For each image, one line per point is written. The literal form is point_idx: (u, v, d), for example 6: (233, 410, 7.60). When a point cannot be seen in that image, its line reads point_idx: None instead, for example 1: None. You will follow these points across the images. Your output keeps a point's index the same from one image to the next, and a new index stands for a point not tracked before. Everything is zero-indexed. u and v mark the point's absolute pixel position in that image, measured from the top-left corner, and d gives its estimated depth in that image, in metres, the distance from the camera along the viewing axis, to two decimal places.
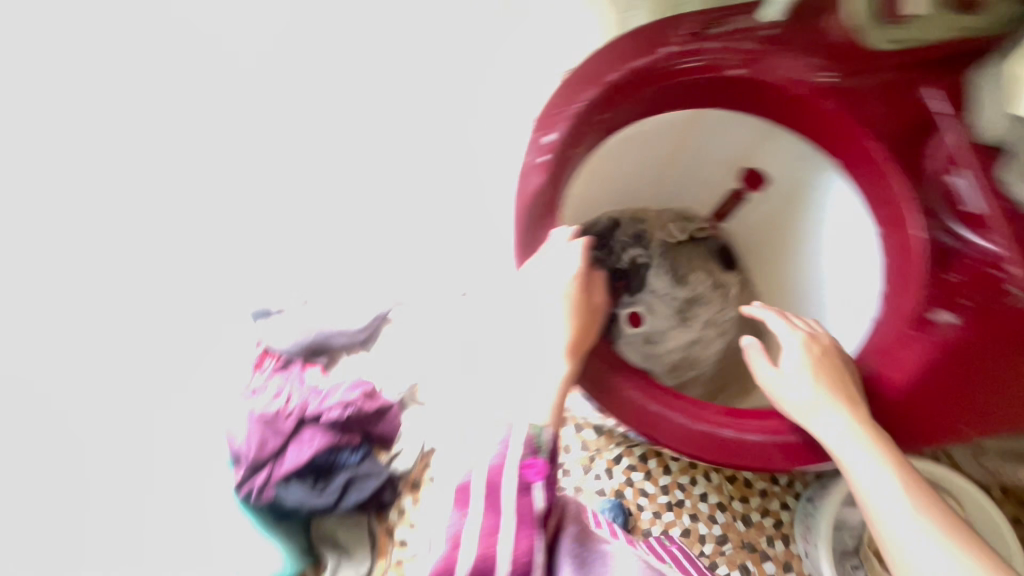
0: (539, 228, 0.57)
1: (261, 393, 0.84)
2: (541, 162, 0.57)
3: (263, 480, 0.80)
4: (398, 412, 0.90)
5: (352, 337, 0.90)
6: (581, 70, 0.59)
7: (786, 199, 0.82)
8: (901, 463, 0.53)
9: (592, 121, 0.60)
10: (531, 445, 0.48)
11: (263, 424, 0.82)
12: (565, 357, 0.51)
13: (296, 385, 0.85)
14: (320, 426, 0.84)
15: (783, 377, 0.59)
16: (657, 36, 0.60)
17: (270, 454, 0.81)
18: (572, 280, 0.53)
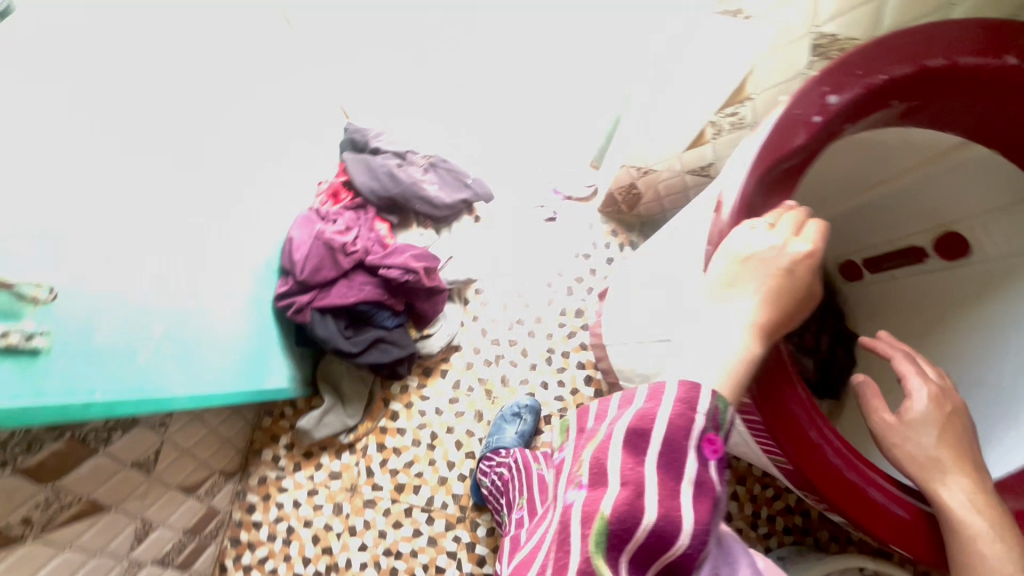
0: (769, 193, 0.49)
1: (334, 224, 1.20)
2: (813, 122, 0.48)
3: (306, 302, 1.13)
4: (443, 299, 1.27)
5: (429, 211, 1.33)
6: (908, 39, 0.49)
7: (990, 277, 0.71)
8: (1004, 528, 0.49)
9: (880, 102, 0.50)
10: (715, 418, 0.38)
11: (329, 252, 1.14)
12: (755, 336, 0.42)
13: (364, 233, 1.22)
14: (374, 280, 1.18)
15: (905, 427, 0.53)
16: (1009, 39, 0.49)
17: (320, 281, 1.13)
18: (800, 253, 0.43)
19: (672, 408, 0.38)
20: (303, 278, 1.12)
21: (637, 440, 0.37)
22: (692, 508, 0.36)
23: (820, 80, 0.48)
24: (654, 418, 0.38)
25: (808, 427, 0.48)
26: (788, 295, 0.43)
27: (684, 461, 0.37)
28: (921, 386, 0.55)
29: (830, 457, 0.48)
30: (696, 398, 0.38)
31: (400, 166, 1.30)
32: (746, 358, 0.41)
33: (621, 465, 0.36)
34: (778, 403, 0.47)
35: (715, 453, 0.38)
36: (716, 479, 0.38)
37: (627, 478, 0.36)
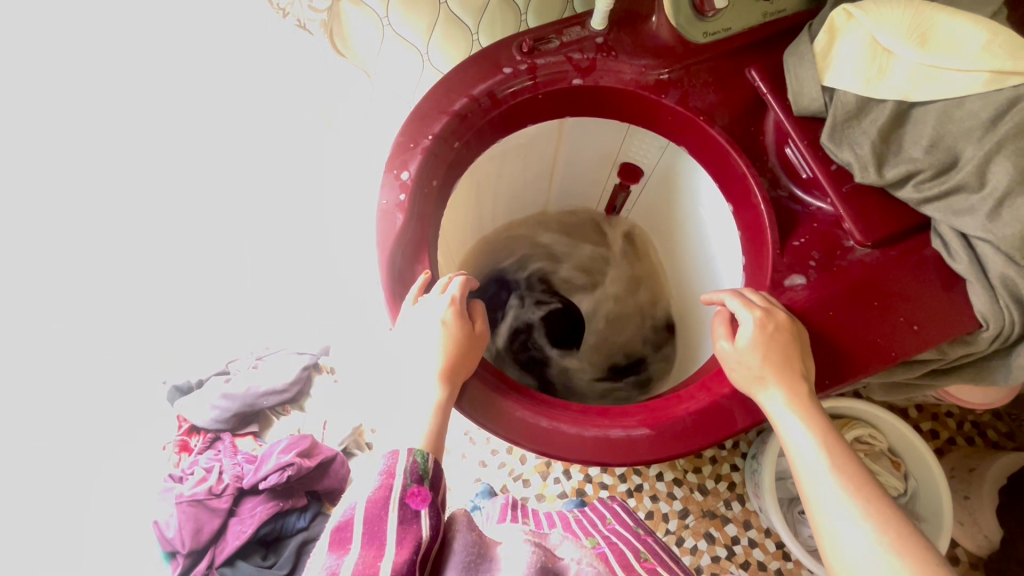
0: (413, 265, 0.57)
1: (193, 476, 0.95)
2: (402, 200, 0.57)
3: (207, 567, 0.90)
4: (342, 462, 0.99)
5: (281, 396, 1.02)
6: (431, 99, 0.60)
7: (665, 179, 0.84)
8: (839, 449, 0.45)
9: (446, 150, 0.60)
10: (416, 473, 0.40)
11: (197, 506, 0.92)
12: (442, 383, 0.48)
13: (228, 462, 0.97)
14: (260, 497, 0.95)
15: (734, 352, 0.51)
16: (496, 57, 0.62)
17: (209, 538, 0.92)
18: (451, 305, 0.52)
19: (373, 485, 0.38)
20: (190, 547, 0.90)
21: (340, 534, 0.36)
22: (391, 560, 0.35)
23: (390, 167, 0.58)
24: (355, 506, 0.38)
25: (535, 420, 0.50)
26: (458, 341, 0.50)
27: (383, 526, 0.36)
28: (750, 313, 0.51)
29: (571, 429, 0.50)
30: (395, 463, 0.40)
31: (229, 378, 1.01)
32: (438, 408, 0.46)
33: (325, 565, 0.35)
34: (497, 421, 0.50)
35: (423, 503, 0.39)
36: (425, 527, 0.38)
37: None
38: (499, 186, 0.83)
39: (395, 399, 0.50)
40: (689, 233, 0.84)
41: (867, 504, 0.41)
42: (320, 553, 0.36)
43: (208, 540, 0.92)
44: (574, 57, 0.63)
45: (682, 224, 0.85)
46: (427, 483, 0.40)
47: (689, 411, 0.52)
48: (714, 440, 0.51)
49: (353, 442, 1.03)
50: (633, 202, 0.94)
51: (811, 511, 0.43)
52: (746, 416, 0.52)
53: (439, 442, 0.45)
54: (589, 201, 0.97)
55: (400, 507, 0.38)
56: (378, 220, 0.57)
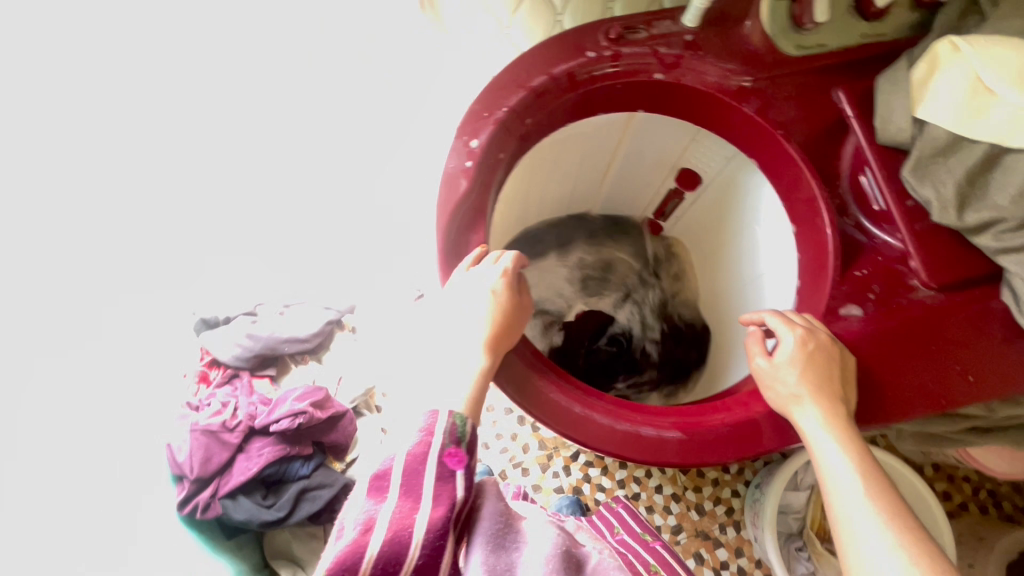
0: (468, 232, 0.57)
1: (207, 409, 0.99)
2: (467, 167, 0.57)
3: (210, 496, 0.92)
4: (350, 420, 1.07)
5: (301, 346, 1.08)
6: (510, 73, 0.60)
7: (723, 191, 0.83)
8: (877, 478, 0.44)
9: (516, 125, 0.60)
10: (454, 435, 0.40)
11: (210, 437, 0.96)
12: (487, 352, 0.48)
13: (244, 400, 1.02)
14: (269, 439, 1.00)
15: (773, 369, 0.51)
16: (581, 40, 0.61)
17: (216, 469, 0.94)
18: (503, 276, 0.52)
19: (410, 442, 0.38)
20: (197, 474, 0.92)
21: (378, 482, 0.37)
22: (430, 518, 0.36)
23: (459, 133, 0.58)
24: (393, 458, 0.38)
25: (567, 404, 0.50)
26: (506, 311, 0.51)
27: (422, 481, 0.37)
28: (791, 331, 0.51)
29: (602, 419, 0.50)
30: (433, 423, 0.40)
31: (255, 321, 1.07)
32: (482, 374, 0.47)
33: (364, 508, 0.36)
34: (529, 397, 0.50)
35: (461, 464, 0.39)
36: (458, 491, 0.38)
37: (362, 518, 0.36)
38: (558, 171, 0.83)
39: (433, 360, 0.50)
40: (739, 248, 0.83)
41: (901, 536, 0.40)
42: (358, 495, 0.37)
43: (215, 471, 0.95)
44: (661, 50, 0.62)
45: (734, 238, 0.84)
46: (464, 446, 0.40)
47: (722, 421, 0.51)
48: (738, 456, 0.50)
49: (364, 403, 1.13)
50: (683, 211, 0.93)
51: (842, 535, 0.42)
52: (777, 439, 0.51)
53: (477, 406, 0.45)
54: (639, 203, 0.96)
55: (437, 464, 0.38)
56: (441, 182, 0.57)
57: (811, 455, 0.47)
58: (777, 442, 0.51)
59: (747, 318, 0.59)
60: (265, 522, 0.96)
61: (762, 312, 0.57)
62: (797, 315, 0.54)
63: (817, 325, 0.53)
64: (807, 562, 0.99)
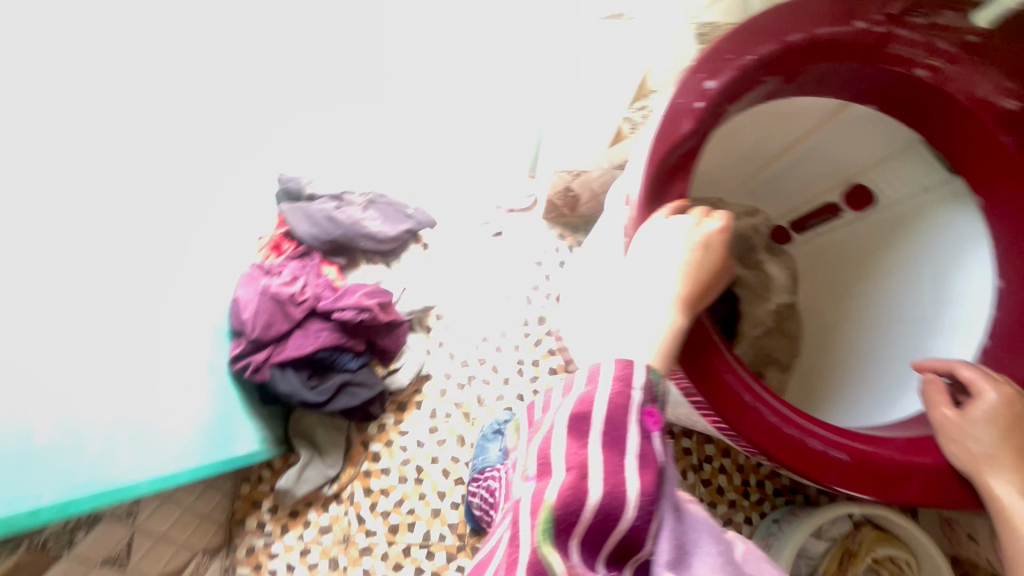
0: (671, 178, 0.52)
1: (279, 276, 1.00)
2: (697, 108, 0.51)
3: (263, 360, 0.94)
4: (406, 330, 1.07)
5: (377, 246, 1.12)
6: (768, 17, 0.53)
7: (898, 221, 0.75)
8: None
9: (754, 80, 0.54)
10: (651, 392, 0.37)
11: (277, 304, 0.96)
12: (677, 310, 0.44)
13: (312, 280, 1.02)
14: (328, 323, 0.98)
15: (965, 424, 0.46)
16: (856, 6, 0.53)
17: (274, 337, 0.95)
18: (710, 229, 0.47)
19: (609, 388, 0.35)
20: (256, 335, 0.94)
21: (579, 423, 0.35)
22: (635, 481, 0.34)
23: (695, 68, 0.52)
24: (592, 399, 0.35)
25: (740, 391, 0.46)
26: (703, 270, 0.46)
27: (625, 434, 0.35)
28: (995, 390, 0.47)
29: (771, 417, 0.46)
30: (630, 373, 0.37)
31: (339, 207, 1.08)
32: (671, 333, 0.43)
33: (567, 453, 0.34)
34: (702, 370, 0.46)
35: (656, 424, 0.36)
36: (660, 449, 0.36)
37: (571, 462, 0.33)
38: (733, 149, 0.76)
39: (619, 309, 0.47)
40: (892, 286, 0.77)
41: None
42: (557, 437, 0.35)
43: (270, 338, 0.95)
44: (936, 45, 0.54)
45: (890, 273, 0.77)
46: (659, 404, 0.37)
47: (891, 459, 0.47)
48: (898, 499, 0.46)
49: (419, 319, 1.15)
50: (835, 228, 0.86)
51: None
52: (941, 496, 0.47)
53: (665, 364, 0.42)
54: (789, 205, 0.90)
55: (637, 422, 0.35)
56: (662, 114, 0.51)
57: None
58: (941, 499, 0.47)
59: (924, 363, 0.55)
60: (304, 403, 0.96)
61: (946, 360, 0.53)
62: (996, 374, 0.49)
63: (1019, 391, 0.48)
64: None
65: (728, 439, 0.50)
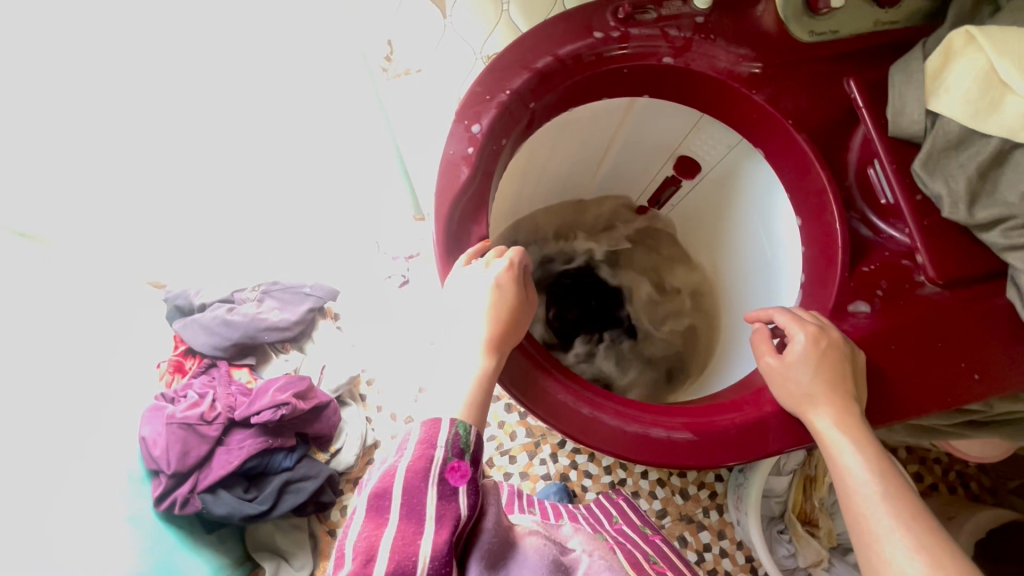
0: (468, 223, 0.54)
1: (184, 400, 0.91)
2: (469, 154, 0.54)
3: (189, 492, 0.86)
4: (335, 409, 0.98)
5: (283, 335, 1.01)
6: (512, 53, 0.56)
7: (723, 181, 0.80)
8: (892, 478, 0.43)
9: (521, 110, 0.57)
10: (457, 446, 0.38)
11: (187, 430, 0.88)
12: (487, 353, 0.46)
13: (222, 391, 0.94)
14: (250, 430, 0.91)
15: (784, 369, 0.50)
16: (588, 19, 0.57)
17: (195, 463, 0.87)
18: (506, 268, 0.49)
19: (410, 454, 0.36)
20: (175, 469, 0.85)
21: (379, 501, 0.35)
22: (431, 540, 0.34)
23: (459, 117, 0.54)
24: (393, 472, 0.36)
25: (577, 406, 0.48)
26: (507, 306, 0.48)
27: (424, 499, 0.35)
28: (803, 330, 0.50)
29: (612, 421, 0.48)
30: (434, 433, 0.38)
31: (232, 308, 1.00)
32: (482, 377, 0.44)
33: (361, 535, 0.34)
34: (536, 399, 0.48)
35: (464, 478, 0.37)
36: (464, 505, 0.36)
37: (358, 548, 0.33)
38: (554, 159, 0.78)
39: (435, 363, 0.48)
40: (738, 239, 0.82)
41: (917, 539, 0.39)
42: (356, 520, 0.35)
43: (191, 466, 0.87)
44: (670, 33, 0.59)
45: (731, 228, 0.82)
46: (468, 458, 0.38)
47: (732, 422, 0.50)
48: (749, 456, 0.50)
49: (349, 391, 1.03)
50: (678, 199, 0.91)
51: (861, 538, 0.41)
52: (787, 439, 0.50)
53: (478, 414, 0.43)
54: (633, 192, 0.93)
55: (438, 483, 0.36)
56: (440, 169, 0.54)
57: (826, 457, 0.46)
58: (794, 442, 0.51)
59: (751, 315, 0.58)
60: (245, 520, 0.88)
61: (766, 309, 0.57)
62: (804, 312, 0.53)
63: (826, 322, 0.52)
64: (787, 544, 0.99)
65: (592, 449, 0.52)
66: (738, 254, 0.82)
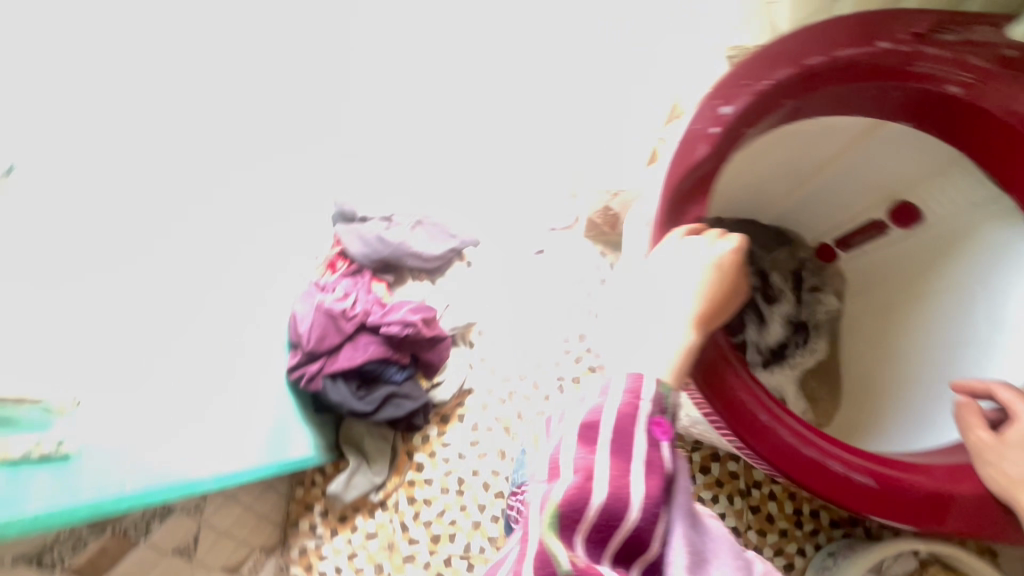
0: (688, 201, 0.53)
1: (334, 293, 1.03)
2: (711, 133, 0.53)
3: (314, 372, 0.95)
4: (447, 346, 1.13)
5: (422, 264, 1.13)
6: (784, 44, 0.54)
7: (943, 242, 0.72)
8: None
9: (773, 103, 0.54)
10: (660, 403, 0.39)
11: (329, 319, 0.98)
12: (692, 328, 0.45)
13: (361, 296, 1.04)
14: (376, 339, 1.01)
15: (1001, 450, 0.45)
16: (878, 26, 0.53)
17: (326, 349, 0.97)
18: (733, 245, 0.48)
19: (619, 398, 0.38)
20: (311, 348, 0.95)
21: (588, 431, 0.37)
22: (642, 484, 0.36)
23: (711, 95, 0.54)
24: (602, 409, 0.38)
25: (755, 409, 0.47)
26: (721, 287, 0.47)
27: (634, 442, 0.37)
28: None
29: (789, 437, 0.46)
30: (640, 388, 0.38)
31: (388, 226, 1.11)
32: (685, 348, 0.44)
33: (577, 454, 0.36)
34: (717, 389, 0.47)
35: (664, 433, 0.38)
36: (665, 457, 0.38)
37: (577, 466, 0.36)
38: (768, 169, 0.74)
39: (631, 318, 0.48)
40: (935, 305, 0.73)
41: None
42: (568, 439, 0.37)
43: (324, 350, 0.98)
44: (968, 61, 0.53)
45: (938, 294, 0.73)
46: (668, 415, 0.39)
47: (924, 479, 0.46)
48: (935, 526, 0.45)
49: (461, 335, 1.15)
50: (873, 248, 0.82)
51: None
52: (980, 526, 0.45)
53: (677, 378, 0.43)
54: (822, 226, 0.86)
55: (647, 431, 0.38)
56: (678, 142, 0.54)
57: None
58: (987, 531, 0.45)
59: (960, 383, 0.52)
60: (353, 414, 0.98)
61: (981, 383, 0.51)
62: None
63: None
64: None
65: (754, 460, 0.50)
66: (928, 321, 0.74)
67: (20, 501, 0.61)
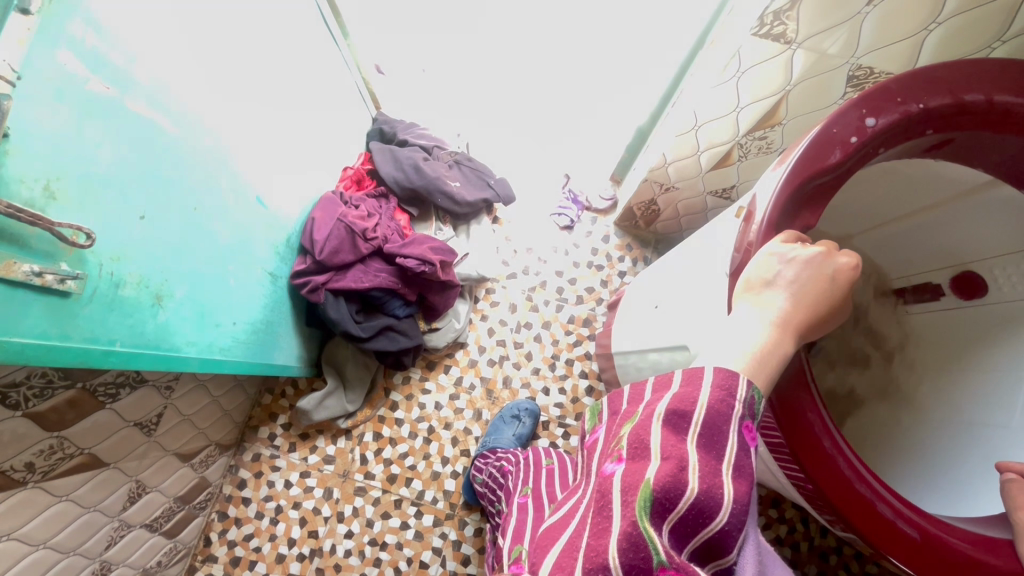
0: (800, 208, 0.51)
1: (356, 209, 1.13)
2: (850, 142, 0.49)
3: (320, 282, 1.04)
4: (455, 294, 1.22)
5: (450, 204, 1.24)
6: (946, 70, 0.51)
7: (984, 324, 0.68)
8: None
9: (915, 130, 0.52)
10: (750, 409, 0.41)
11: (348, 236, 1.06)
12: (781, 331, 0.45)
13: (384, 222, 1.16)
14: (389, 270, 1.12)
15: None
16: None
17: (337, 263, 1.06)
18: (822, 248, 0.46)
19: (710, 393, 0.40)
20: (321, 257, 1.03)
21: (677, 420, 0.40)
22: (732, 484, 0.38)
23: (859, 102, 0.50)
24: (694, 401, 0.40)
25: (820, 435, 0.46)
26: (819, 301, 0.46)
27: (724, 441, 0.39)
28: None
29: (846, 470, 0.46)
30: (735, 387, 0.41)
31: (425, 160, 1.23)
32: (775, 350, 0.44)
33: (667, 440, 0.39)
34: (788, 408, 0.47)
35: (752, 439, 0.41)
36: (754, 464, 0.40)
37: (670, 452, 0.38)
38: (857, 204, 0.72)
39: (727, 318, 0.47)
40: (951, 383, 0.69)
41: None
42: (658, 424, 0.40)
43: (332, 263, 1.05)
44: None
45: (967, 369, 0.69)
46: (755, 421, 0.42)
47: (969, 540, 0.46)
48: None
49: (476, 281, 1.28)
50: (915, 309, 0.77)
51: None
52: None
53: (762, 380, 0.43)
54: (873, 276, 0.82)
55: (738, 434, 0.40)
56: (809, 141, 0.49)
57: None
58: None
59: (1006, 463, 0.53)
60: (349, 331, 1.09)
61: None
62: None
63: None
64: None
65: (799, 486, 0.50)
66: (939, 398, 0.70)
67: (13, 321, 0.52)
